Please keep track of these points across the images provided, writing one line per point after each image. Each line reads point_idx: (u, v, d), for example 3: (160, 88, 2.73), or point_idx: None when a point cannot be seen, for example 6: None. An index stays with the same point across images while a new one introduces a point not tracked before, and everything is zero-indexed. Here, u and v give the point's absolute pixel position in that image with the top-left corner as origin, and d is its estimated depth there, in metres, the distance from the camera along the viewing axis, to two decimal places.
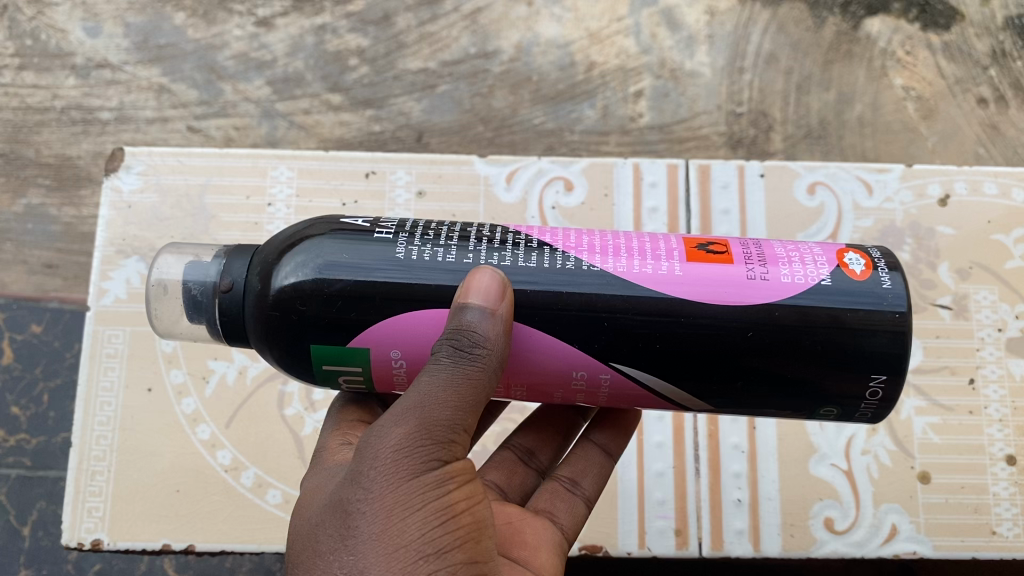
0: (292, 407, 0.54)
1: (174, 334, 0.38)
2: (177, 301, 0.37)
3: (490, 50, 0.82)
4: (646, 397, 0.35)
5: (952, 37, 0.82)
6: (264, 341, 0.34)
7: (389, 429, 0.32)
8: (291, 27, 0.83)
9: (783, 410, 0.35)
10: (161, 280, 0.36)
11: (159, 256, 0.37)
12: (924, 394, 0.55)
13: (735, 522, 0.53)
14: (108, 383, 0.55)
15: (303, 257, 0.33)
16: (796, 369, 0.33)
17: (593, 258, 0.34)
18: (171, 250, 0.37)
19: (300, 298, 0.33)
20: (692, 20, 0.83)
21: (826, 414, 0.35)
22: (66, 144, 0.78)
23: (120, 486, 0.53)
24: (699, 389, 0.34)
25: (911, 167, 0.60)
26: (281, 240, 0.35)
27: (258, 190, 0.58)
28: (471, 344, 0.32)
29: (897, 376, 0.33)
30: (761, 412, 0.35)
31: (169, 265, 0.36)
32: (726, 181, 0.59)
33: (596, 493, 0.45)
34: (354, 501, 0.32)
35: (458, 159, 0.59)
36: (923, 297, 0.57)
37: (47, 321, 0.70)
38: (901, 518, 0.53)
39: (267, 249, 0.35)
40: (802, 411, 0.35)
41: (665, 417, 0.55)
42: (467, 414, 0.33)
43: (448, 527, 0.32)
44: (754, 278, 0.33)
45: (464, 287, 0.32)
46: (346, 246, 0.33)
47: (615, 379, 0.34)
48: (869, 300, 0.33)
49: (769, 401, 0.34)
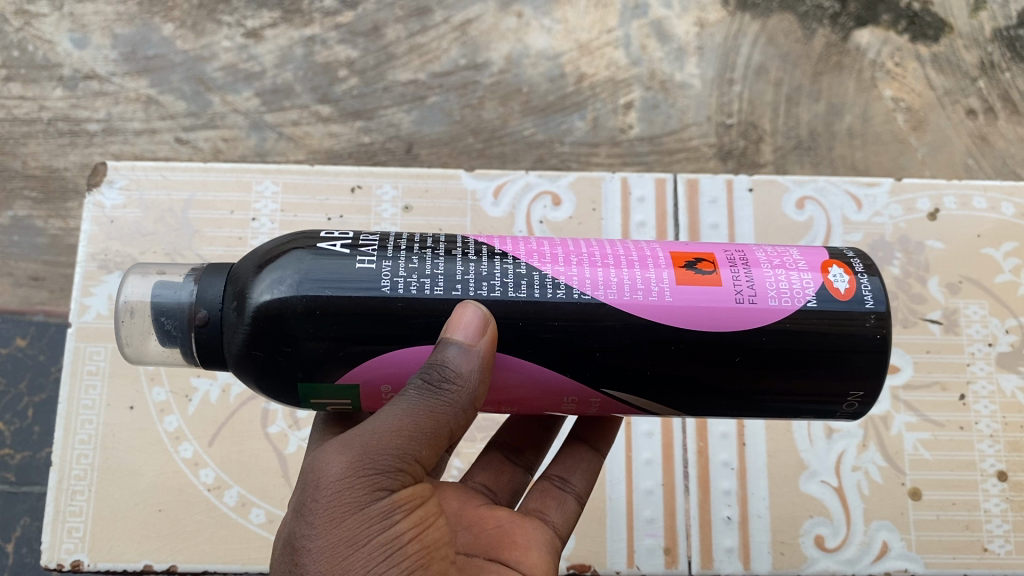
0: (276, 425, 0.54)
1: (145, 360, 0.36)
2: (145, 326, 0.35)
3: (480, 61, 0.82)
4: (631, 411, 0.35)
5: (942, 49, 0.82)
6: (242, 362, 0.32)
7: (337, 461, 0.32)
8: (280, 38, 0.82)
9: (763, 416, 0.35)
10: (129, 304, 0.35)
11: (126, 279, 0.35)
12: (913, 410, 0.55)
13: (724, 539, 0.52)
14: (89, 401, 0.54)
15: (280, 273, 0.32)
16: (776, 386, 0.33)
17: (584, 285, 0.32)
18: (137, 272, 0.35)
19: (280, 315, 0.32)
20: (682, 32, 0.83)
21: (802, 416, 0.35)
22: (53, 156, 0.78)
23: (101, 507, 0.52)
24: (683, 403, 0.34)
25: (900, 181, 0.60)
26: (256, 258, 0.33)
27: (242, 205, 0.57)
28: (441, 378, 0.31)
29: (875, 383, 0.33)
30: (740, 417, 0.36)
31: (138, 288, 0.35)
32: (714, 196, 0.59)
33: (587, 490, 0.44)
34: (302, 536, 0.31)
35: (445, 173, 0.59)
36: (913, 312, 0.57)
37: (32, 335, 0.70)
38: (891, 535, 0.52)
39: (243, 268, 0.33)
40: (780, 415, 0.35)
41: (654, 433, 0.54)
42: (423, 444, 0.32)
43: (395, 558, 0.31)
44: (742, 300, 0.32)
45: (450, 321, 0.31)
46: (327, 264, 0.32)
47: (603, 401, 0.34)
48: (853, 325, 0.32)
49: (749, 410, 0.34)
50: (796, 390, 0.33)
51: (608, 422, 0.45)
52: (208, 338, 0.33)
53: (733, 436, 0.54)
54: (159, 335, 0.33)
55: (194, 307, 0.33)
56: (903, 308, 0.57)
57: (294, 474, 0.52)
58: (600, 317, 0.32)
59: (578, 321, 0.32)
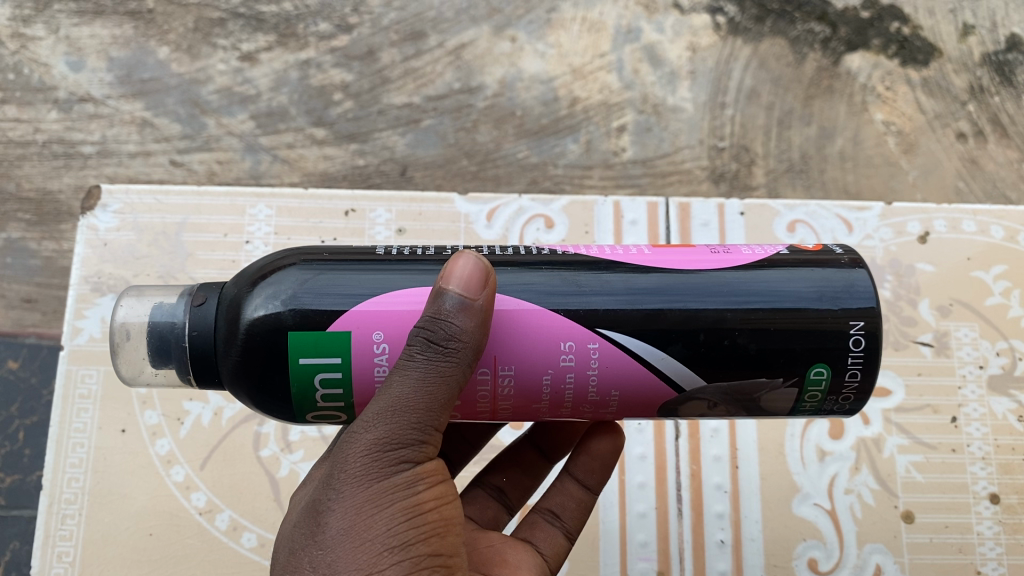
0: (268, 448, 0.53)
1: (141, 382, 0.36)
2: (139, 352, 0.35)
3: (474, 85, 0.82)
4: (638, 374, 0.33)
5: (931, 73, 0.83)
6: (235, 377, 0.33)
7: (359, 428, 0.31)
8: (275, 62, 0.83)
9: (776, 379, 0.33)
10: (125, 325, 0.34)
11: (122, 301, 0.35)
12: (906, 432, 0.55)
13: (718, 563, 0.52)
14: (81, 424, 0.53)
15: (274, 288, 0.32)
16: (776, 320, 0.33)
17: (567, 249, 0.35)
18: (132, 295, 0.35)
19: (272, 328, 0.32)
20: (674, 56, 0.84)
21: (818, 385, 0.33)
22: (47, 178, 0.78)
23: (92, 531, 0.51)
24: (690, 354, 0.33)
25: (890, 205, 0.60)
26: (249, 275, 0.34)
27: (236, 228, 0.57)
28: (445, 337, 0.31)
29: (871, 324, 0.33)
30: (754, 386, 0.33)
31: (132, 309, 0.34)
32: (706, 219, 0.59)
33: (578, 527, 0.44)
34: (324, 501, 0.32)
35: (438, 197, 0.59)
36: (904, 334, 0.57)
37: (24, 357, 0.70)
38: (885, 558, 0.52)
39: (236, 286, 0.34)
40: (793, 379, 0.33)
41: (648, 457, 0.54)
42: (440, 410, 0.32)
43: (415, 522, 0.32)
44: (717, 252, 0.35)
45: (445, 272, 0.32)
46: (321, 277, 0.33)
47: (604, 348, 0.32)
48: (829, 261, 0.34)
49: (758, 366, 0.33)
50: (797, 331, 0.33)
51: (589, 451, 0.44)
52: (201, 355, 0.33)
53: (726, 457, 0.54)
54: (152, 354, 0.34)
55: (188, 325, 0.33)
56: (894, 331, 0.57)
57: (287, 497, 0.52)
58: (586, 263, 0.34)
59: (566, 270, 0.34)
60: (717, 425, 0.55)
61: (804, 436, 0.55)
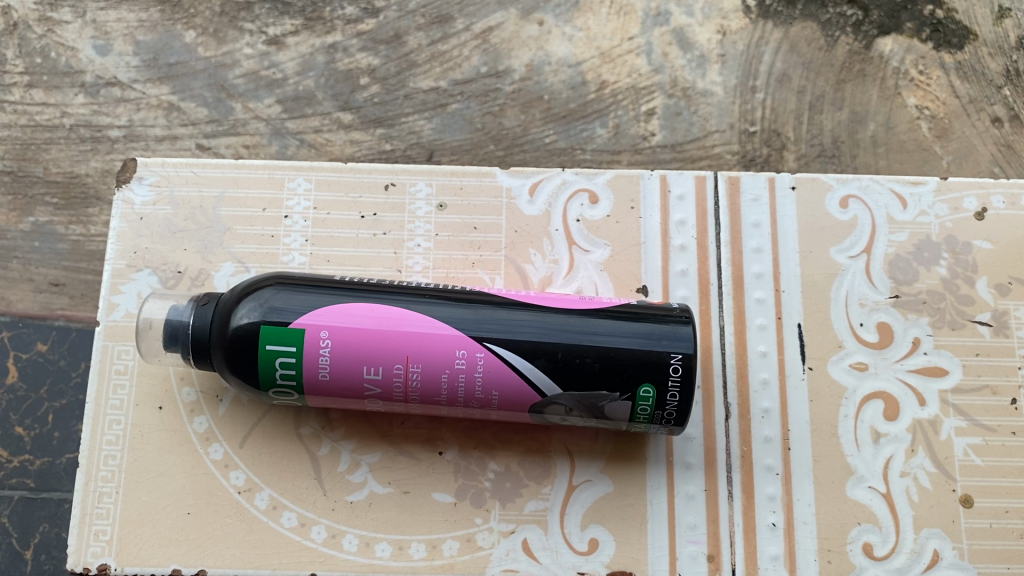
0: (308, 426, 0.52)
1: (156, 359, 0.51)
2: (158, 337, 0.50)
3: (501, 69, 0.82)
4: (512, 380, 0.46)
5: (966, 57, 0.82)
6: (224, 364, 0.46)
7: None
8: (302, 46, 0.83)
9: (614, 393, 0.46)
10: (148, 318, 0.50)
11: (146, 303, 0.51)
12: (964, 415, 0.53)
13: (770, 547, 0.51)
14: (118, 401, 0.52)
15: (254, 308, 0.46)
16: (614, 347, 0.45)
17: None
18: (155, 297, 0.51)
19: (250, 337, 0.45)
20: (704, 39, 0.83)
21: (646, 400, 0.46)
22: (75, 162, 0.80)
23: (129, 509, 0.50)
24: (550, 367, 0.45)
25: (946, 179, 0.58)
26: (235, 293, 0.47)
27: (275, 202, 0.56)
28: None
29: None
30: (598, 397, 0.46)
31: (156, 308, 0.50)
32: (756, 194, 0.57)
33: None
34: None
35: (479, 170, 0.57)
36: (961, 314, 0.55)
37: (53, 339, 0.77)
38: (943, 544, 0.51)
39: (229, 295, 0.47)
40: (628, 393, 0.46)
41: (696, 437, 0.52)
42: None
43: None
44: None
45: None
46: (290, 296, 0.46)
47: (487, 357, 0.45)
48: None
49: (600, 381, 0.45)
50: None
51: None
52: (199, 344, 0.47)
53: (777, 440, 0.52)
54: (166, 338, 0.47)
55: (191, 322, 0.47)
56: (950, 310, 0.55)
57: (328, 475, 0.51)
58: (480, 301, 0.47)
59: None
60: (768, 406, 0.53)
61: (858, 417, 0.53)
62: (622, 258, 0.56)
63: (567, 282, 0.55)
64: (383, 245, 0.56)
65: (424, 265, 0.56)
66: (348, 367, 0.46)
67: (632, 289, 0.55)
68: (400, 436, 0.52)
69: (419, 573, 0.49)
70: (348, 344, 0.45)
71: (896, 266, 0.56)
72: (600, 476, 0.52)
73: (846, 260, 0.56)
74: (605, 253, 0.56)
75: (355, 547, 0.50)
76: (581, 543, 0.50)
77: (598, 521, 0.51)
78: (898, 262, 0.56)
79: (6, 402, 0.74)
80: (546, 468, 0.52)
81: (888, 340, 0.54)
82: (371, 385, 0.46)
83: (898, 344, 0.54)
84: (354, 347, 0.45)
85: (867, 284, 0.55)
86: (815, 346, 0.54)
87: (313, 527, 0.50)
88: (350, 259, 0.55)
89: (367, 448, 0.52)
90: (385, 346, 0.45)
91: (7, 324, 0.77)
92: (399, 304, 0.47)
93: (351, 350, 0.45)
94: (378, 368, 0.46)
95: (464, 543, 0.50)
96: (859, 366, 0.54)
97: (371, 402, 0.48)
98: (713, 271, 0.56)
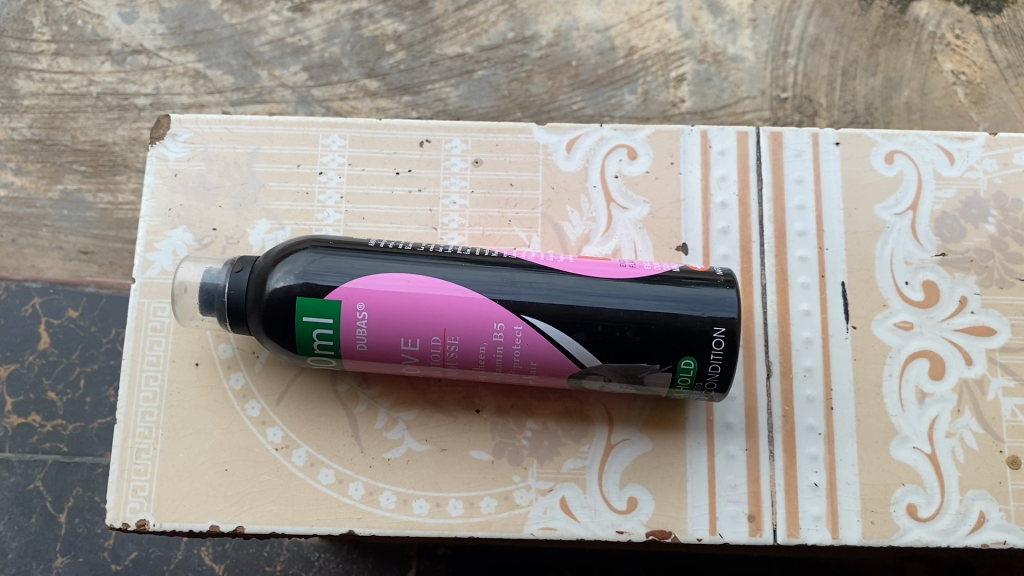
0: (345, 383, 0.52)
1: (191, 323, 0.51)
2: (193, 300, 0.50)
3: (528, 35, 0.81)
4: (550, 352, 0.45)
5: (1005, 21, 0.80)
6: (259, 327, 0.46)
7: None
8: (328, 12, 0.82)
9: (654, 364, 0.45)
10: (184, 282, 0.49)
11: (182, 266, 0.50)
12: (1011, 374, 0.52)
13: (812, 507, 0.50)
14: (154, 357, 0.52)
15: (289, 271, 0.45)
16: (656, 321, 0.44)
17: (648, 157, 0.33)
18: (190, 259, 0.50)
19: (286, 303, 0.45)
20: (736, 3, 0.81)
21: (687, 371, 0.45)
22: (102, 130, 0.80)
23: (166, 465, 0.50)
24: (590, 340, 0.45)
25: (995, 134, 0.56)
26: (270, 257, 0.46)
27: (310, 158, 0.56)
28: None
29: None
30: (638, 368, 0.45)
31: (190, 271, 0.50)
32: (799, 148, 0.56)
33: None
34: None
35: (515, 126, 0.56)
36: (1009, 272, 0.54)
37: (83, 305, 0.76)
38: (989, 505, 0.50)
39: (264, 260, 0.46)
40: (669, 365, 0.45)
41: (737, 396, 0.51)
42: None
43: None
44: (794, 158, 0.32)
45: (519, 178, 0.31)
46: (323, 259, 0.45)
47: (526, 330, 0.45)
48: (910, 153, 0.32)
49: (640, 353, 0.45)
50: None
51: None
52: (235, 311, 0.46)
53: (820, 400, 0.52)
54: (201, 304, 0.47)
55: (226, 286, 0.46)
56: (999, 268, 0.54)
57: (365, 432, 0.51)
58: (520, 267, 0.46)
59: None
60: (811, 364, 0.52)
61: (903, 377, 0.52)
62: (661, 216, 0.55)
63: (605, 239, 0.54)
64: (418, 202, 0.55)
65: (459, 223, 0.55)
66: (385, 338, 0.45)
67: (673, 247, 0.54)
68: (437, 394, 0.52)
69: (456, 530, 0.49)
70: (385, 315, 0.45)
71: (943, 224, 0.54)
72: (640, 436, 0.51)
73: (892, 217, 0.55)
74: (644, 210, 0.55)
75: (393, 504, 0.50)
76: (620, 501, 0.50)
77: (637, 480, 0.50)
78: (945, 219, 0.55)
79: (38, 367, 0.74)
80: (584, 427, 0.51)
81: (934, 299, 0.53)
82: (408, 354, 0.46)
83: (943, 302, 0.53)
84: (392, 319, 0.45)
85: (912, 242, 0.54)
86: (860, 305, 0.53)
87: (350, 484, 0.50)
88: (385, 216, 0.55)
89: (405, 406, 0.51)
90: (422, 318, 0.45)
91: (40, 290, 0.76)
92: (436, 273, 0.46)
93: (387, 322, 0.45)
94: (416, 339, 0.45)
95: (501, 501, 0.50)
96: (904, 325, 0.53)
97: (409, 367, 0.47)
98: (756, 229, 0.54)
